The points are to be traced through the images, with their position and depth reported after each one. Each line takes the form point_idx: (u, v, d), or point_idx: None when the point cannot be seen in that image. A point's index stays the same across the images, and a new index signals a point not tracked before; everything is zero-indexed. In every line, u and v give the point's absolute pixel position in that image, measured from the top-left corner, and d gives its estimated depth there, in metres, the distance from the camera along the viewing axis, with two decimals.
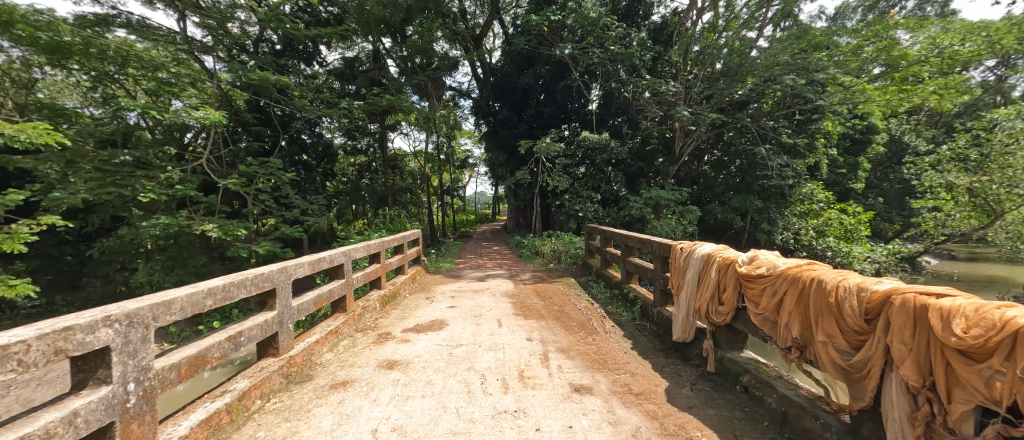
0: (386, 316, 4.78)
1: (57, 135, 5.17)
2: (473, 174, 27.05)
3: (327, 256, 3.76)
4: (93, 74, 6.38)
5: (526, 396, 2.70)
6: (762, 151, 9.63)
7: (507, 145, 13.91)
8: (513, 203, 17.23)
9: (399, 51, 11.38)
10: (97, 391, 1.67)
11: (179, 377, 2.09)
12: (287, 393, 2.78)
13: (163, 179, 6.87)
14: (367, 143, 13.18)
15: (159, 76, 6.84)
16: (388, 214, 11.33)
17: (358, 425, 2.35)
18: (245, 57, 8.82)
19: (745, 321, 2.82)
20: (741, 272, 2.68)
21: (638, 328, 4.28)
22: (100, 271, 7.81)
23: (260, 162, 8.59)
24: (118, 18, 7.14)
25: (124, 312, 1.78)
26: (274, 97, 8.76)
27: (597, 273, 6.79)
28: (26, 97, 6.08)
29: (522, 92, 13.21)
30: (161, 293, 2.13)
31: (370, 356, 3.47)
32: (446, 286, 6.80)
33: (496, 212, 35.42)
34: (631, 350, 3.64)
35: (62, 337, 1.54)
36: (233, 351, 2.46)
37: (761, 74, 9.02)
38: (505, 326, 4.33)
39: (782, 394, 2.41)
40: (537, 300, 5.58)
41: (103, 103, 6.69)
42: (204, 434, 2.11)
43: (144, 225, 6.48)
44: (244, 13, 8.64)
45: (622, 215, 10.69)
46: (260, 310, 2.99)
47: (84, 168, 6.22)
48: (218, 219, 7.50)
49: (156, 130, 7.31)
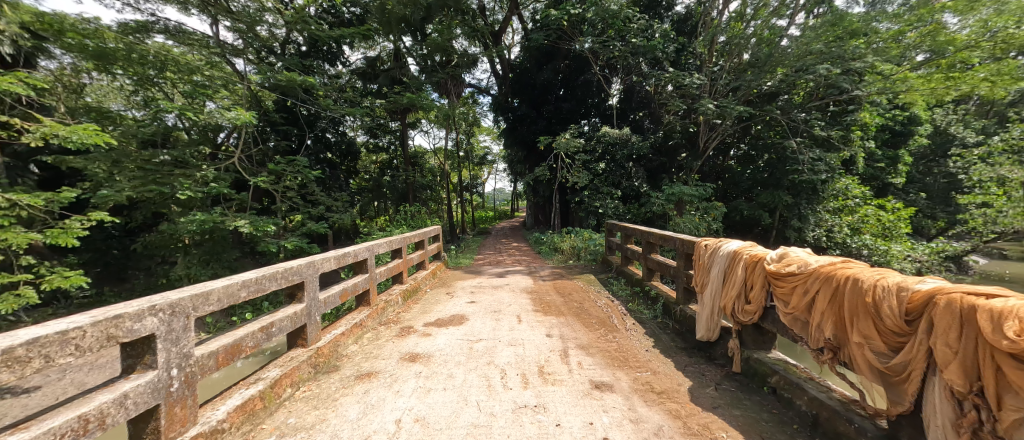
0: (408, 310, 4.89)
1: (106, 136, 5.47)
2: (491, 170, 27.19)
3: (351, 251, 3.88)
4: (135, 78, 6.74)
5: (547, 392, 2.71)
6: (793, 145, 9.27)
7: (526, 140, 13.95)
8: (532, 200, 17.21)
9: (419, 50, 11.55)
10: (144, 376, 1.78)
11: (217, 364, 2.20)
12: (315, 382, 2.89)
13: (199, 177, 7.25)
14: (389, 141, 13.36)
15: (195, 79, 7.16)
16: (409, 211, 11.51)
17: (382, 415, 2.42)
18: (273, 59, 9.16)
19: (773, 321, 2.73)
20: (770, 270, 2.58)
21: (660, 326, 4.21)
22: (143, 265, 8.34)
23: (287, 159, 8.93)
24: (156, 25, 7.54)
25: (168, 302, 1.89)
26: (301, 98, 9.07)
27: (617, 270, 6.72)
28: (76, 101, 6.47)
29: (542, 87, 13.20)
30: (199, 285, 2.24)
31: (394, 348, 3.55)
32: (465, 282, 6.85)
33: (515, 208, 35.55)
34: (653, 348, 3.59)
35: (113, 324, 1.64)
36: (265, 340, 2.56)
37: (792, 64, 8.66)
38: (526, 322, 4.34)
39: (814, 396, 2.33)
40: (556, 297, 5.56)
41: (143, 106, 7.09)
42: (239, 419, 2.23)
43: (182, 221, 6.84)
44: (271, 16, 8.90)
45: (643, 211, 10.51)
46: (290, 301, 3.11)
47: (127, 167, 6.65)
48: (249, 215, 7.79)
49: (192, 131, 7.63)
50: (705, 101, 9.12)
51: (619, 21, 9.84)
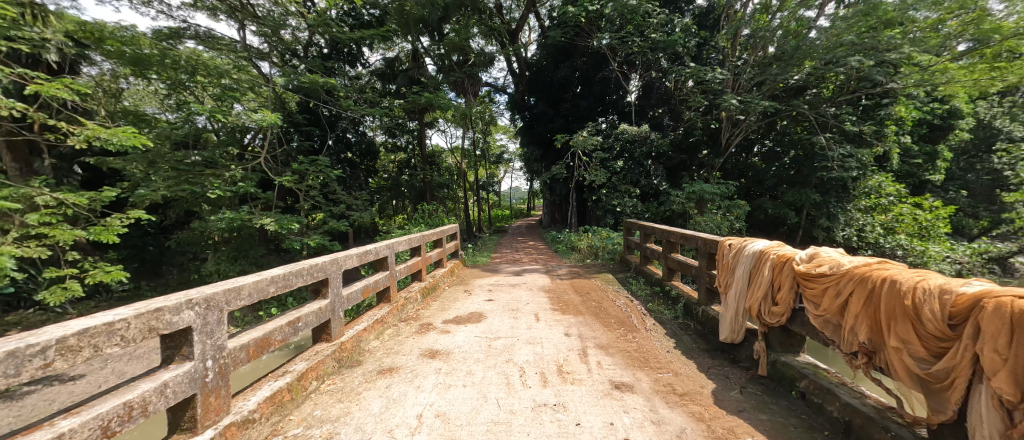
0: (427, 307, 4.96)
1: (142, 138, 5.75)
2: (507, 169, 27.19)
3: (372, 249, 3.96)
4: (168, 83, 7.04)
5: (566, 391, 2.69)
6: (822, 141, 8.91)
7: (543, 139, 13.91)
8: (549, 199, 17.15)
9: (436, 50, 11.63)
10: (182, 366, 1.87)
11: (247, 357, 2.28)
12: (339, 376, 2.97)
13: (228, 177, 7.53)
14: (407, 141, 13.51)
15: (223, 82, 7.45)
16: (427, 209, 11.64)
17: (404, 409, 2.46)
18: (296, 62, 9.42)
19: (802, 323, 2.64)
20: (800, 271, 2.49)
21: (681, 327, 4.14)
22: (176, 261, 8.73)
23: (310, 159, 9.16)
24: (187, 31, 7.87)
25: (203, 296, 1.97)
26: (323, 99, 9.31)
27: (636, 269, 6.62)
28: (115, 104, 6.80)
29: (558, 85, 13.11)
30: (231, 280, 2.32)
31: (414, 345, 3.61)
32: (483, 280, 6.89)
33: (532, 207, 35.48)
34: (674, 349, 3.53)
35: (153, 317, 1.72)
36: (293, 334, 2.64)
37: (821, 57, 8.32)
38: (544, 321, 4.34)
39: (846, 402, 2.25)
40: (574, 296, 5.53)
41: (176, 109, 7.40)
42: (269, 410, 2.31)
43: (212, 219, 7.13)
44: (294, 20, 9.16)
45: (662, 210, 10.33)
46: (314, 297, 3.20)
47: (162, 167, 6.96)
48: (274, 214, 8.04)
49: (221, 132, 7.93)
50: (727, 96, 8.88)
51: (638, 16, 9.68)
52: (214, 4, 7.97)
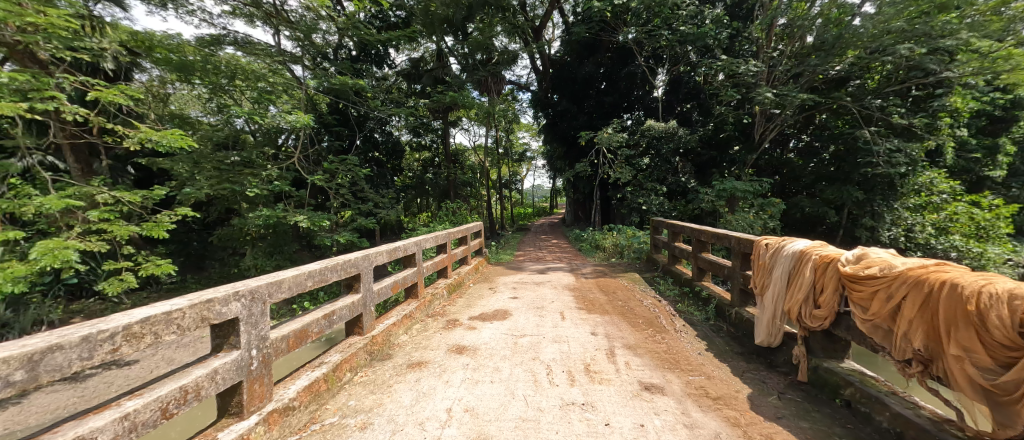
0: (453, 303, 5.03)
1: (189, 140, 6.14)
2: (530, 167, 27.09)
3: (401, 245, 4.06)
4: (210, 87, 7.41)
5: (594, 390, 2.67)
6: (866, 135, 8.40)
7: (566, 136, 13.78)
8: (573, 197, 17.01)
9: (460, 49, 11.73)
10: (230, 354, 1.98)
11: (288, 347, 2.39)
12: (371, 368, 3.06)
13: (264, 176, 7.90)
14: (431, 140, 13.70)
15: (260, 86, 7.81)
16: (451, 207, 11.78)
17: (434, 403, 2.51)
18: (326, 64, 9.73)
19: (847, 328, 2.50)
20: (845, 272, 2.35)
21: (713, 328, 4.01)
22: (217, 255, 9.23)
23: (340, 159, 9.48)
24: (227, 37, 8.29)
25: (249, 289, 2.08)
26: (352, 99, 9.62)
27: (664, 269, 6.46)
28: (163, 108, 7.29)
29: (583, 81, 12.94)
30: (272, 274, 2.44)
31: (441, 340, 3.67)
32: (507, 277, 6.92)
33: (555, 205, 35.26)
34: (706, 351, 3.42)
35: (205, 307, 1.82)
36: (328, 327, 2.75)
37: (867, 46, 7.81)
38: (569, 319, 4.31)
39: (897, 412, 2.12)
40: (599, 295, 5.46)
41: (217, 112, 7.79)
42: (308, 398, 2.41)
43: (250, 216, 7.51)
44: (325, 24, 9.47)
45: (691, 208, 10.03)
46: (348, 291, 3.31)
47: (206, 167, 7.37)
48: (307, 211, 8.36)
49: (257, 134, 8.26)
50: (761, 89, 8.51)
51: (666, 8, 9.46)
52: (251, 11, 8.41)
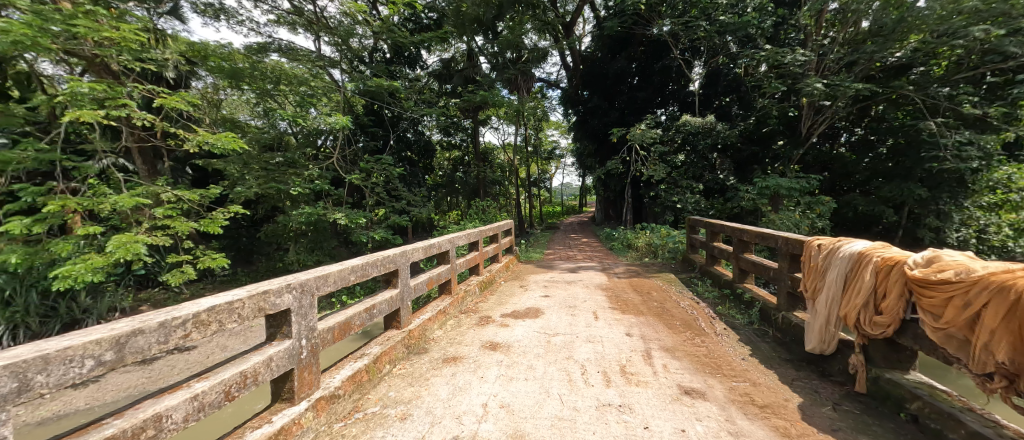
0: (485, 300, 5.08)
1: (240, 141, 6.50)
2: (558, 165, 26.89)
3: (435, 242, 4.14)
4: (257, 92, 7.80)
5: (631, 392, 2.61)
6: (930, 127, 7.64)
7: (597, 133, 13.54)
8: (603, 195, 16.74)
9: (490, 48, 11.79)
10: (283, 343, 2.10)
11: (333, 338, 2.50)
12: (408, 361, 3.15)
13: (306, 175, 8.30)
14: (461, 139, 13.87)
15: (302, 90, 8.22)
16: (481, 205, 11.91)
17: (470, 397, 2.55)
18: (362, 68, 10.09)
19: (915, 337, 2.30)
20: (913, 276, 2.16)
21: (757, 333, 3.82)
22: (264, 250, 9.83)
23: (375, 158, 9.82)
24: (272, 45, 8.78)
25: (299, 282, 2.19)
26: (387, 101, 9.94)
27: (701, 270, 6.22)
28: (217, 113, 7.89)
29: (614, 77, 12.69)
30: (318, 268, 2.56)
31: (475, 336, 3.71)
32: (538, 276, 6.91)
33: (584, 203, 34.81)
34: (751, 356, 3.26)
35: (262, 298, 1.94)
36: (369, 320, 2.85)
37: (933, 30, 7.12)
38: (603, 320, 4.24)
39: (974, 430, 1.93)
40: (633, 296, 5.34)
41: (264, 116, 8.27)
42: (351, 387, 2.51)
43: (294, 214, 7.94)
44: (361, 29, 9.81)
45: (730, 207, 9.60)
46: (386, 286, 3.42)
47: (254, 167, 7.86)
48: (344, 209, 8.71)
49: (298, 135, 8.61)
50: (809, 79, 7.95)
51: None
52: (294, 19, 8.89)
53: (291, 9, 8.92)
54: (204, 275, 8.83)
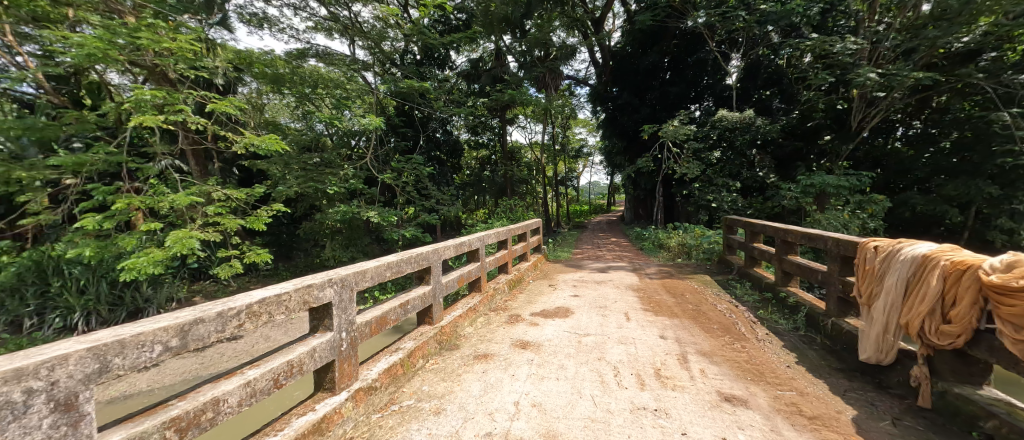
0: (514, 299, 5.08)
1: (281, 143, 6.82)
2: (587, 163, 26.53)
3: (466, 240, 4.19)
4: (297, 96, 8.20)
5: (667, 396, 2.53)
6: (1003, 119, 6.91)
7: (627, 130, 13.24)
8: (633, 193, 16.37)
9: (518, 47, 11.80)
10: (326, 335, 2.19)
11: (371, 332, 2.58)
12: (440, 357, 3.20)
13: (342, 175, 8.62)
14: (489, 137, 13.94)
15: (337, 93, 8.53)
16: (508, 204, 11.95)
17: (502, 395, 2.55)
18: (394, 70, 10.37)
19: (988, 349, 2.09)
20: (988, 283, 1.97)
21: (803, 339, 3.60)
22: (303, 247, 10.32)
23: (406, 158, 10.06)
24: (310, 50, 9.19)
25: (339, 276, 2.27)
26: (418, 102, 10.16)
27: (739, 272, 5.94)
28: (259, 117, 8.31)
29: (646, 72, 12.37)
30: (357, 264, 2.64)
31: (505, 334, 3.72)
32: (567, 275, 6.84)
33: (612, 201, 34.20)
34: (797, 364, 3.08)
35: (307, 291, 2.03)
36: (403, 315, 2.92)
37: (1008, 11, 6.44)
38: (635, 321, 4.13)
39: None
40: (667, 297, 5.17)
41: (303, 118, 8.66)
42: (387, 380, 2.58)
43: (330, 212, 8.27)
44: (393, 32, 10.08)
45: (770, 206, 9.13)
46: (419, 283, 3.49)
47: (294, 167, 8.23)
48: (377, 207, 8.98)
49: (334, 136, 8.93)
50: (860, 69, 7.41)
51: None
52: (331, 25, 9.22)
53: (328, 15, 9.25)
54: (249, 269, 9.39)
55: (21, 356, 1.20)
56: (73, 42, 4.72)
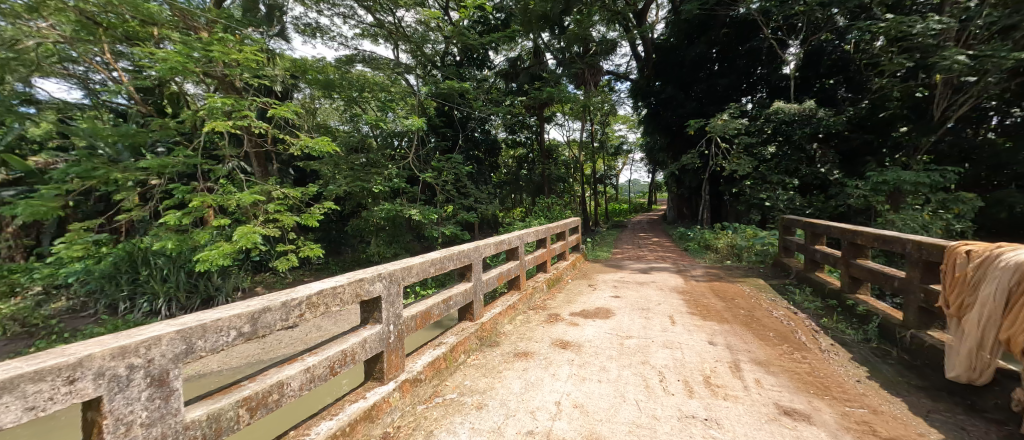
0: (552, 298, 5.05)
1: (331, 144, 7.17)
2: (627, 160, 25.82)
3: (506, 238, 4.20)
4: (345, 100, 8.63)
5: (718, 405, 2.40)
6: None
7: (672, 125, 12.74)
8: (678, 192, 15.69)
9: (557, 44, 11.73)
10: (375, 328, 2.28)
11: (416, 326, 2.66)
12: (480, 353, 3.24)
13: (386, 174, 8.96)
14: (526, 136, 13.94)
15: (382, 95, 8.89)
16: (546, 203, 11.86)
17: (543, 394, 2.54)
18: (434, 71, 10.64)
19: None
20: None
21: (875, 351, 3.27)
22: (350, 243, 10.88)
23: (446, 157, 10.28)
24: (358, 56, 9.67)
25: (387, 272, 2.36)
26: (458, 102, 10.36)
27: (799, 276, 5.50)
28: (312, 120, 8.83)
29: (692, 64, 11.83)
30: (403, 260, 2.74)
31: (545, 333, 3.70)
32: (606, 275, 6.69)
33: (654, 200, 32.98)
34: (868, 379, 2.80)
35: (359, 285, 2.13)
36: (446, 310, 2.99)
37: None
38: (681, 325, 3.95)
39: None
40: (715, 301, 4.90)
41: (350, 121, 9.10)
42: (431, 373, 2.65)
43: (375, 210, 8.63)
44: (434, 35, 10.34)
45: (833, 205, 8.40)
46: (460, 279, 3.55)
47: (343, 167, 8.65)
48: (418, 206, 9.25)
49: (378, 137, 9.30)
50: (945, 51, 6.54)
51: None
52: (376, 31, 9.65)
53: (374, 22, 9.65)
54: (303, 263, 10.04)
55: (123, 336, 1.33)
56: (159, 58, 5.27)
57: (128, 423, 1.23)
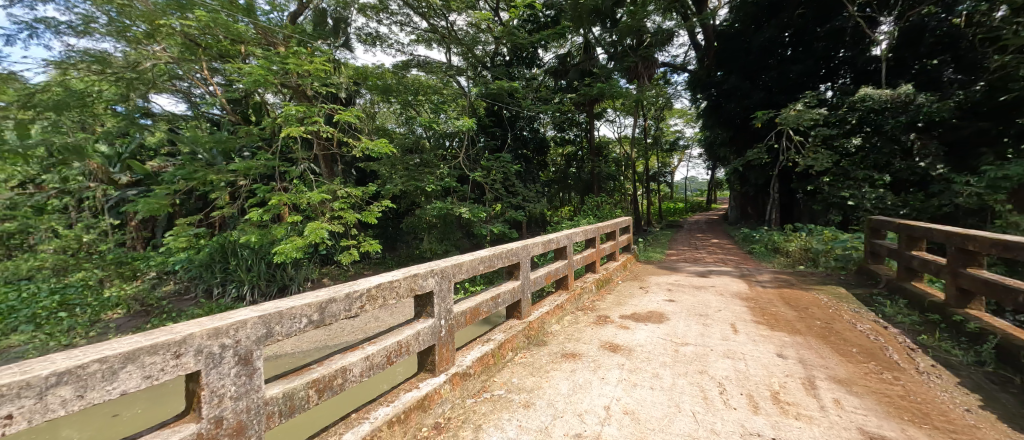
0: (602, 299, 4.97)
1: (389, 146, 7.52)
2: (680, 157, 24.65)
3: (554, 238, 4.19)
4: (401, 103, 9.06)
5: (786, 424, 2.24)
6: None
7: (734, 118, 11.96)
8: (738, 189, 14.71)
9: (608, 37, 11.50)
10: (427, 321, 2.39)
11: (465, 321, 2.75)
12: (528, 352, 3.27)
13: (439, 174, 9.29)
14: (575, 133, 13.80)
15: (435, 98, 9.23)
16: (595, 201, 11.62)
17: (591, 397, 2.52)
18: (484, 72, 10.84)
19: None
20: None
21: (991, 378, 2.86)
22: (405, 239, 11.40)
23: (495, 156, 10.44)
24: (413, 60, 10.11)
25: (439, 268, 2.46)
26: (508, 101, 10.49)
27: (891, 285, 4.94)
28: (372, 124, 9.36)
29: (760, 51, 11.03)
30: (453, 257, 2.82)
31: (593, 335, 3.66)
32: (660, 277, 6.45)
33: (710, 199, 31.14)
34: (979, 409, 2.47)
35: (413, 280, 2.25)
36: (494, 307, 3.05)
37: None
38: (744, 334, 3.72)
39: None
40: (786, 310, 4.55)
41: (405, 123, 9.52)
42: (479, 369, 2.73)
43: (428, 208, 8.97)
44: (485, 36, 10.54)
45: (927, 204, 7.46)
46: (508, 277, 3.60)
47: (398, 168, 9.06)
48: (468, 204, 9.49)
49: (431, 138, 9.65)
50: None
51: None
52: (430, 36, 10.05)
53: (428, 27, 10.05)
54: (363, 257, 10.68)
55: (217, 318, 1.52)
56: (245, 72, 5.87)
57: (221, 395, 1.41)
